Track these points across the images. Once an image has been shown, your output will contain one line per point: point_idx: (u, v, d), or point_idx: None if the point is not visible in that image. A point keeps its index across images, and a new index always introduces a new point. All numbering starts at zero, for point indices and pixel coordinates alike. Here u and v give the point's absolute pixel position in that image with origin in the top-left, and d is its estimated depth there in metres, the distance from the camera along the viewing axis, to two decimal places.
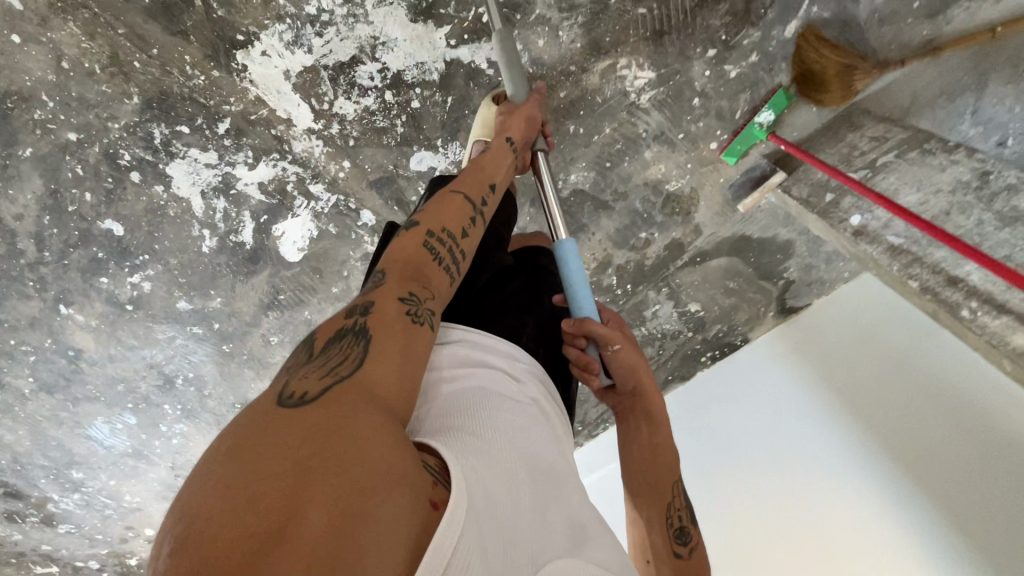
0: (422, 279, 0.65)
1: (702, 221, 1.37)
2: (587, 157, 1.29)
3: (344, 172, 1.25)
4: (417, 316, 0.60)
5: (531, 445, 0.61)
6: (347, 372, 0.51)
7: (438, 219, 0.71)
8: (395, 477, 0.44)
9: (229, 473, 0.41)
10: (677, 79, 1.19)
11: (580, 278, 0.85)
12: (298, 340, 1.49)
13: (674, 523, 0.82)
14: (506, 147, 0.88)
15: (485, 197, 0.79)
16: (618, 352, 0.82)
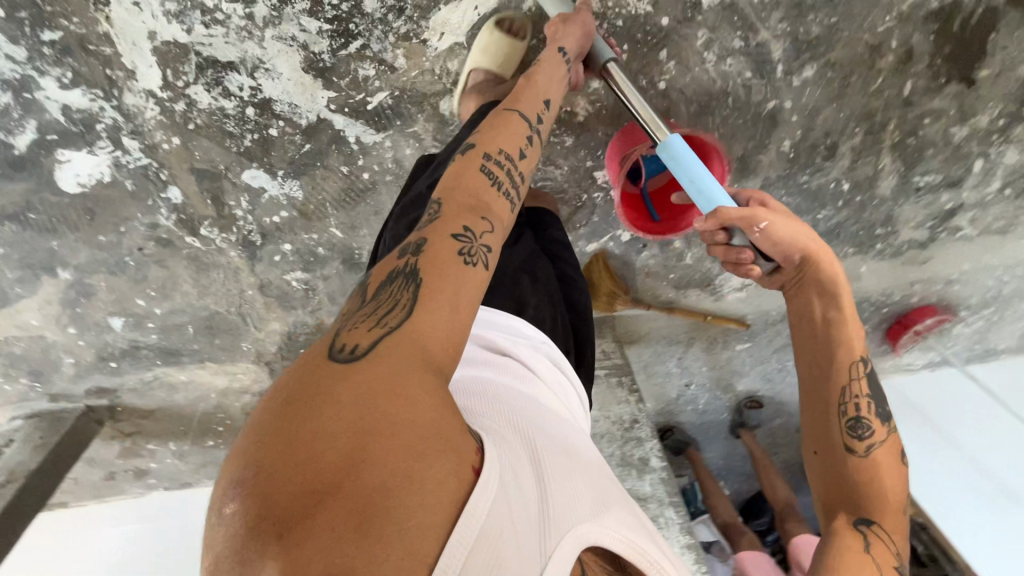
0: (477, 211, 0.76)
1: None
2: None
3: (170, 145, 1.20)
4: (472, 242, 0.72)
5: (540, 421, 0.71)
6: (413, 300, 0.63)
7: (494, 143, 0.86)
8: (441, 442, 0.52)
9: (293, 424, 0.49)
10: None
11: (694, 172, 0.95)
12: (29, 262, 1.32)
13: (849, 409, 0.91)
14: (558, 58, 1.00)
15: (538, 115, 0.95)
16: (766, 227, 0.91)
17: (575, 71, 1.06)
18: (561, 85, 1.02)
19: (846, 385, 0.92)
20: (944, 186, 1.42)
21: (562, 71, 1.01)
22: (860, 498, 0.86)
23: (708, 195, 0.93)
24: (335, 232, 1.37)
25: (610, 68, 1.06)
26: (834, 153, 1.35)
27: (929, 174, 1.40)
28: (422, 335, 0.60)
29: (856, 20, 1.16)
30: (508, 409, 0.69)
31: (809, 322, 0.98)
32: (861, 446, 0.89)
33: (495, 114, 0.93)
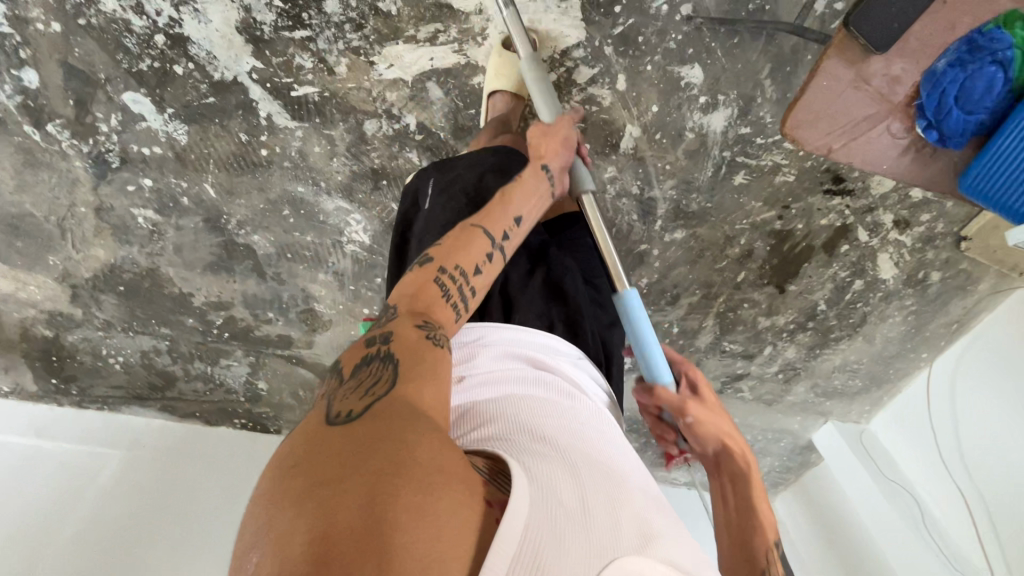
0: (429, 311, 0.76)
1: (316, 340, 1.63)
2: (278, 238, 1.40)
3: (46, 31, 1.09)
4: (431, 336, 0.72)
5: (576, 443, 0.71)
6: (379, 385, 0.62)
7: (454, 257, 0.83)
8: (449, 481, 0.55)
9: (302, 482, 0.51)
10: (377, 260, 1.44)
11: (641, 330, 0.95)
12: None
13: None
14: (539, 174, 0.98)
15: (506, 231, 0.90)
16: (693, 420, 0.92)
17: (563, 181, 1.03)
18: (544, 202, 0.98)
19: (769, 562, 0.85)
20: (740, 356, 1.75)
21: (543, 187, 0.98)
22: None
23: (653, 373, 0.94)
24: (207, 189, 1.30)
25: (592, 207, 1.03)
26: (675, 301, 1.60)
27: (734, 343, 1.71)
28: (403, 407, 0.60)
29: (724, 211, 1.41)
30: (535, 432, 0.70)
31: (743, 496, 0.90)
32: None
33: (458, 229, 0.88)
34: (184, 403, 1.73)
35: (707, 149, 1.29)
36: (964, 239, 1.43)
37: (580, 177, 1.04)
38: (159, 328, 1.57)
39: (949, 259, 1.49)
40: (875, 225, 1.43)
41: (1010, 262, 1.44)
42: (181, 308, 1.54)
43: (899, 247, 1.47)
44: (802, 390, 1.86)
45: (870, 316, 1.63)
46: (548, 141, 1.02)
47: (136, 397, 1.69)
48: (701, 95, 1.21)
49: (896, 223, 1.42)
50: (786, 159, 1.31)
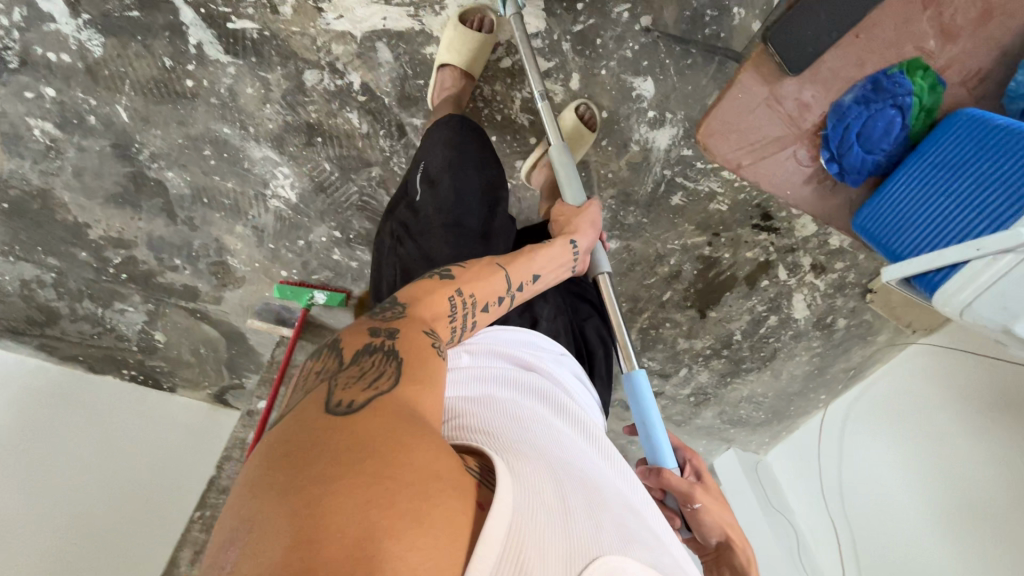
0: (432, 324, 0.74)
1: (226, 297, 1.53)
2: (194, 180, 1.30)
3: None
4: (434, 345, 0.69)
5: (562, 445, 0.66)
6: (382, 377, 0.59)
7: (469, 283, 0.82)
8: (441, 479, 0.48)
9: (292, 472, 0.46)
10: (302, 220, 1.37)
11: (651, 412, 0.96)
12: None
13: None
14: (567, 247, 0.99)
15: (522, 282, 0.90)
16: (699, 509, 0.93)
17: (584, 261, 1.04)
18: (562, 275, 0.99)
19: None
20: (656, 373, 1.80)
21: (565, 262, 0.99)
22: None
23: (660, 455, 0.95)
24: (119, 111, 1.19)
25: (605, 288, 1.06)
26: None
27: (652, 360, 1.76)
28: (405, 404, 0.56)
29: (656, 228, 1.43)
30: (519, 426, 0.65)
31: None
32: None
33: (481, 262, 0.89)
34: (62, 346, 1.59)
35: (650, 164, 1.31)
36: (870, 290, 1.50)
37: (598, 261, 1.07)
38: (45, 257, 1.42)
39: (855, 308, 1.56)
40: (794, 266, 1.49)
41: (906, 319, 1.51)
42: (73, 240, 1.40)
43: (813, 289, 1.53)
44: (709, 415, 1.93)
45: (779, 352, 1.70)
46: (577, 218, 1.05)
47: (8, 330, 1.53)
48: (650, 109, 1.22)
49: (813, 266, 1.48)
50: (722, 188, 1.35)
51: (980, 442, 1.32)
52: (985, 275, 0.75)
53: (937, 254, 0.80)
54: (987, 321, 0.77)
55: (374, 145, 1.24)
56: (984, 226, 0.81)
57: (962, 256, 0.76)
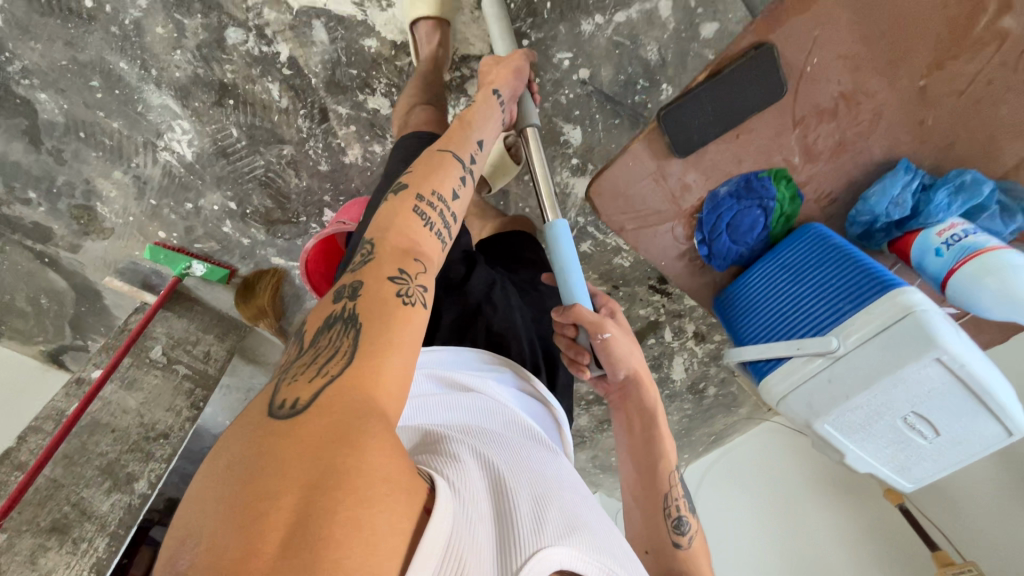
0: (411, 251, 0.67)
1: (84, 247, 1.35)
2: (73, 110, 1.15)
3: None
4: (398, 280, 0.63)
5: (520, 462, 0.63)
6: (331, 362, 0.53)
7: (426, 181, 0.74)
8: (390, 483, 0.46)
9: (234, 486, 0.43)
10: (194, 182, 1.26)
11: (568, 254, 0.87)
12: None
13: (669, 512, 0.89)
14: (492, 99, 0.92)
15: (472, 154, 0.83)
16: (609, 340, 0.86)
17: (509, 111, 0.96)
18: (497, 126, 0.91)
19: (672, 480, 0.92)
20: None
21: (495, 108, 0.92)
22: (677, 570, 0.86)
23: (574, 290, 0.86)
24: None
25: (534, 138, 0.97)
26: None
27: None
28: (367, 391, 0.51)
29: None
30: (468, 449, 0.62)
31: (647, 429, 0.93)
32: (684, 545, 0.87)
33: (422, 155, 0.79)
34: None
35: (565, 207, 1.36)
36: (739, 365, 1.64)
37: (525, 110, 0.98)
38: None
39: (724, 378, 1.67)
40: (679, 330, 1.59)
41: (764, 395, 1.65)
42: None
43: (692, 355, 1.64)
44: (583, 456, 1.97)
45: None
46: (497, 65, 0.96)
47: None
48: (574, 156, 1.27)
49: (694, 333, 1.59)
50: (627, 245, 1.43)
51: (826, 506, 1.48)
52: (794, 369, 0.82)
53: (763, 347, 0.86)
54: (794, 416, 0.84)
55: (291, 122, 1.18)
56: (804, 332, 0.85)
57: (781, 352, 0.83)
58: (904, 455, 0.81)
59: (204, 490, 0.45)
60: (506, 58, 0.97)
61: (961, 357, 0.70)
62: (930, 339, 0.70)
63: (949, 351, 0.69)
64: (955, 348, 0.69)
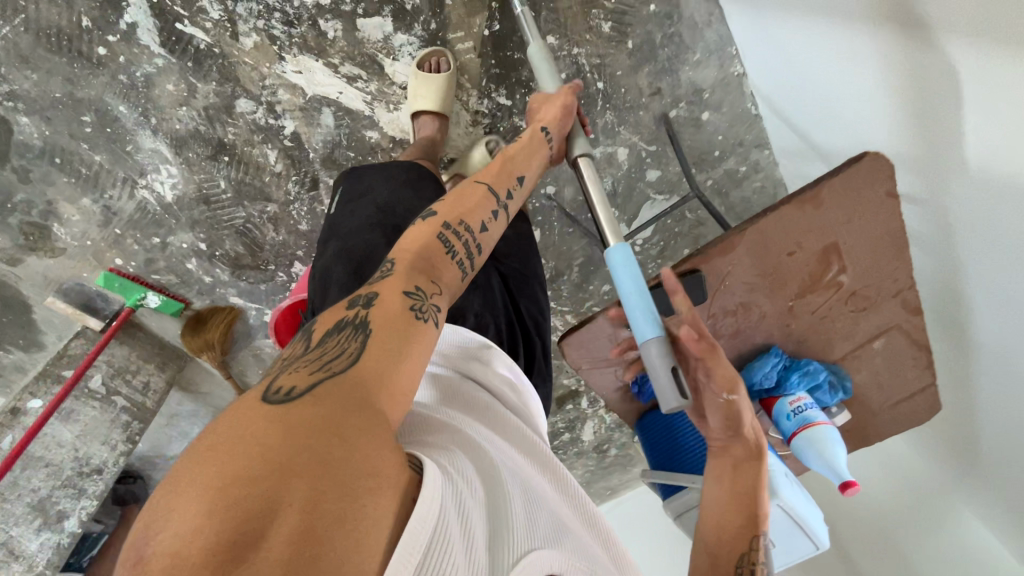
0: (430, 272, 0.64)
1: (24, 264, 1.28)
2: (54, 137, 1.14)
3: None
4: (412, 295, 0.59)
5: (507, 458, 0.60)
6: (332, 371, 0.50)
7: (456, 210, 0.73)
8: (378, 484, 0.42)
9: (209, 470, 0.39)
10: (167, 220, 1.27)
11: (636, 285, 0.76)
12: None
13: (742, 564, 0.77)
14: (540, 136, 0.91)
15: (509, 190, 0.81)
16: (714, 381, 0.78)
17: (558, 149, 0.94)
18: (543, 165, 0.90)
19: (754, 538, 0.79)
20: None
21: (542, 149, 0.90)
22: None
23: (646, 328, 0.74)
24: None
25: (586, 168, 0.90)
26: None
27: None
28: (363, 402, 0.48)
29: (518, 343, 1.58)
30: (451, 436, 0.58)
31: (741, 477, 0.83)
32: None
33: (458, 183, 0.78)
34: None
35: None
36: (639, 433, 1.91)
37: (577, 145, 0.94)
38: None
39: (626, 441, 1.94)
40: (594, 399, 1.83)
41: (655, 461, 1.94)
42: None
43: (602, 421, 1.88)
44: None
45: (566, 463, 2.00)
46: (546, 106, 0.95)
47: None
48: None
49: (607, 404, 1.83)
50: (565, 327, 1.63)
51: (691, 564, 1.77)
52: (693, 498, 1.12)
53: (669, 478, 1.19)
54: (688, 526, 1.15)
55: (280, 185, 1.25)
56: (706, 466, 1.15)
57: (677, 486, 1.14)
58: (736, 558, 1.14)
59: (183, 461, 0.41)
60: (558, 93, 0.96)
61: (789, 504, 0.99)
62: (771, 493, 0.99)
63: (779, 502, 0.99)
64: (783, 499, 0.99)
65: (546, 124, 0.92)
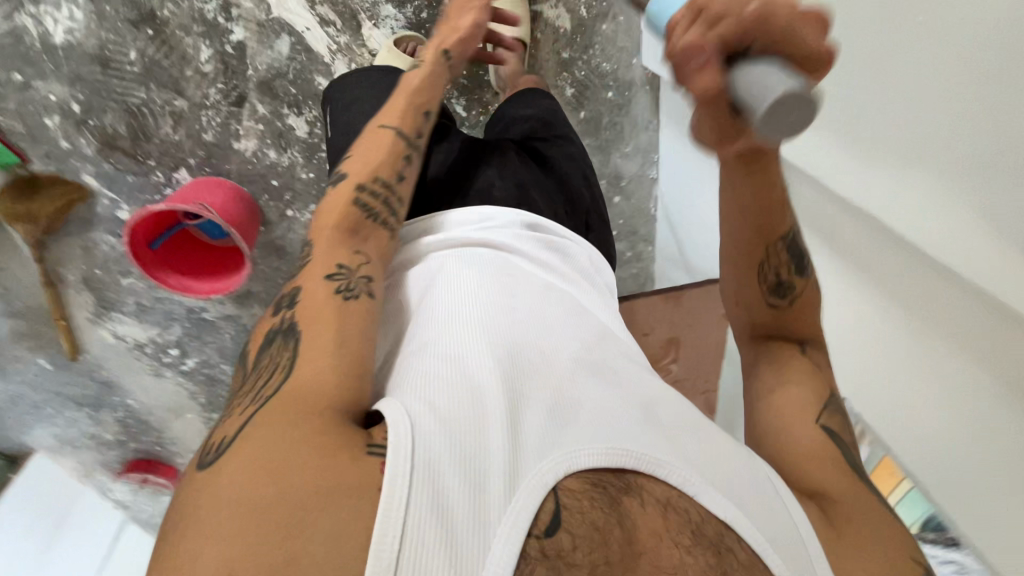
0: (354, 245, 0.65)
1: None
2: None
3: None
4: (331, 277, 0.60)
5: (494, 361, 0.56)
6: (276, 382, 0.51)
7: (365, 167, 0.71)
8: (331, 486, 0.42)
9: (170, 545, 0.40)
10: (34, 58, 1.07)
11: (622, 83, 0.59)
12: None
13: (764, 278, 0.72)
14: (438, 57, 0.83)
15: (417, 127, 0.76)
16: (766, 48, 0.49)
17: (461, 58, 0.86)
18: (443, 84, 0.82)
19: (774, 244, 0.71)
20: None
21: (443, 65, 0.83)
22: (784, 326, 0.74)
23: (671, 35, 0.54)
24: None
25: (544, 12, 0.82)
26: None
27: None
28: (308, 401, 0.48)
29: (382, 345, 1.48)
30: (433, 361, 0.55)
31: (743, 190, 0.68)
32: (781, 310, 0.73)
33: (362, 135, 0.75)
34: None
35: None
36: None
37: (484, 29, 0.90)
38: None
39: None
40: None
41: None
42: None
43: None
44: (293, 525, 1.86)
45: None
46: (453, 26, 0.87)
47: None
48: None
49: None
50: None
51: None
52: None
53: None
54: None
55: (199, 85, 1.14)
56: None
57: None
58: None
59: (155, 547, 0.42)
60: (465, 6, 0.89)
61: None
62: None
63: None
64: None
65: (456, 42, 0.85)
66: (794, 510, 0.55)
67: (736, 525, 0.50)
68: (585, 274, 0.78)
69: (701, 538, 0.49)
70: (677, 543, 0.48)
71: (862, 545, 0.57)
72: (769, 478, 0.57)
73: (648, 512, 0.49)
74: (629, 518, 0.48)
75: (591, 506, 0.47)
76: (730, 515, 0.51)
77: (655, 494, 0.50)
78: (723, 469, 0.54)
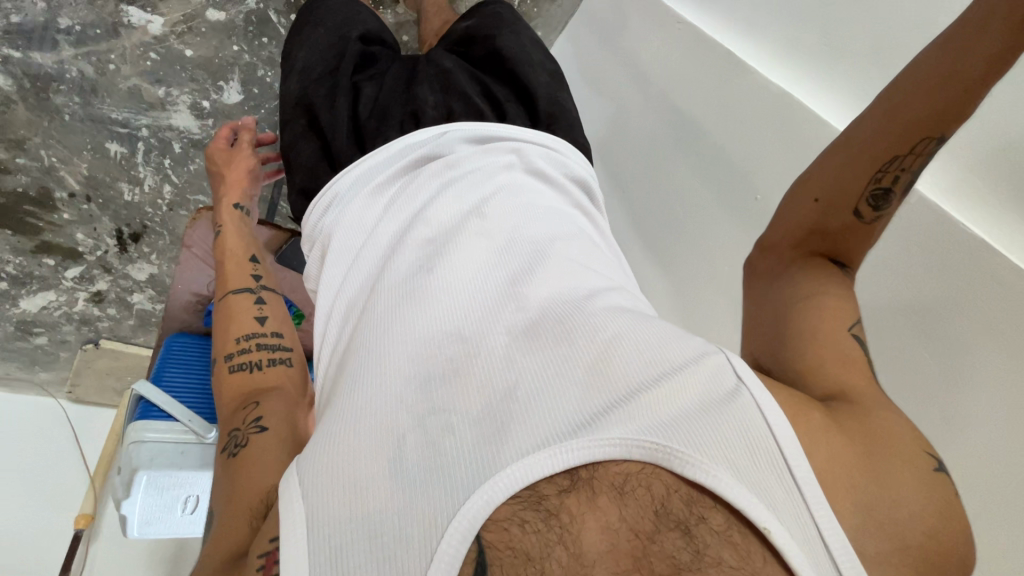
0: (245, 328, 0.51)
1: None
2: None
3: None
4: (236, 362, 0.48)
5: (412, 328, 0.39)
6: (213, 496, 0.41)
7: (230, 269, 0.57)
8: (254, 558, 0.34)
9: None
10: None
11: None
12: None
13: (881, 175, 0.43)
14: (241, 177, 0.66)
15: (255, 256, 0.60)
16: None
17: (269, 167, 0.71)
18: (253, 187, 0.67)
19: (933, 139, 0.41)
20: None
21: (253, 171, 0.67)
22: (839, 241, 0.45)
23: None
24: None
25: None
26: None
27: None
28: (231, 493, 0.39)
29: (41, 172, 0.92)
30: (342, 352, 0.42)
31: (981, 46, 0.40)
32: (861, 223, 0.44)
33: (224, 214, 0.62)
34: None
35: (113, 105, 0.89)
36: None
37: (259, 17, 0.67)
38: None
39: None
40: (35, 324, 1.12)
41: None
42: None
43: None
44: None
45: None
46: (225, 170, 0.66)
47: None
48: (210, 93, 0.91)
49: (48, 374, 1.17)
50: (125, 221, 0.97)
51: None
52: (70, 451, 1.01)
53: (118, 394, 1.07)
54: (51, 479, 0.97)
55: None
56: None
57: (94, 418, 1.07)
58: (40, 532, 0.92)
59: None
60: (234, 148, 0.67)
61: (128, 515, 0.68)
62: (202, 464, 0.69)
63: (149, 475, 0.66)
64: (189, 488, 0.70)
65: (239, 192, 0.65)
66: (754, 388, 0.34)
67: (782, 460, 0.31)
68: (514, 142, 0.53)
69: (702, 502, 0.30)
70: (703, 516, 0.30)
71: (891, 474, 0.34)
72: (760, 403, 0.33)
73: (604, 509, 0.30)
74: (580, 532, 0.29)
75: (524, 534, 0.29)
76: (731, 493, 0.29)
77: (610, 479, 0.30)
78: (717, 431, 0.31)
